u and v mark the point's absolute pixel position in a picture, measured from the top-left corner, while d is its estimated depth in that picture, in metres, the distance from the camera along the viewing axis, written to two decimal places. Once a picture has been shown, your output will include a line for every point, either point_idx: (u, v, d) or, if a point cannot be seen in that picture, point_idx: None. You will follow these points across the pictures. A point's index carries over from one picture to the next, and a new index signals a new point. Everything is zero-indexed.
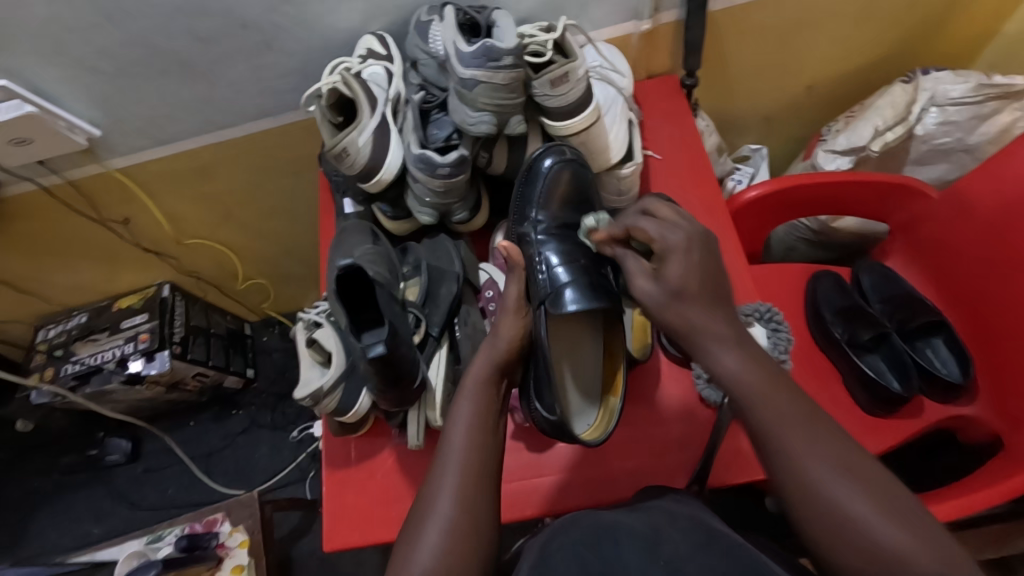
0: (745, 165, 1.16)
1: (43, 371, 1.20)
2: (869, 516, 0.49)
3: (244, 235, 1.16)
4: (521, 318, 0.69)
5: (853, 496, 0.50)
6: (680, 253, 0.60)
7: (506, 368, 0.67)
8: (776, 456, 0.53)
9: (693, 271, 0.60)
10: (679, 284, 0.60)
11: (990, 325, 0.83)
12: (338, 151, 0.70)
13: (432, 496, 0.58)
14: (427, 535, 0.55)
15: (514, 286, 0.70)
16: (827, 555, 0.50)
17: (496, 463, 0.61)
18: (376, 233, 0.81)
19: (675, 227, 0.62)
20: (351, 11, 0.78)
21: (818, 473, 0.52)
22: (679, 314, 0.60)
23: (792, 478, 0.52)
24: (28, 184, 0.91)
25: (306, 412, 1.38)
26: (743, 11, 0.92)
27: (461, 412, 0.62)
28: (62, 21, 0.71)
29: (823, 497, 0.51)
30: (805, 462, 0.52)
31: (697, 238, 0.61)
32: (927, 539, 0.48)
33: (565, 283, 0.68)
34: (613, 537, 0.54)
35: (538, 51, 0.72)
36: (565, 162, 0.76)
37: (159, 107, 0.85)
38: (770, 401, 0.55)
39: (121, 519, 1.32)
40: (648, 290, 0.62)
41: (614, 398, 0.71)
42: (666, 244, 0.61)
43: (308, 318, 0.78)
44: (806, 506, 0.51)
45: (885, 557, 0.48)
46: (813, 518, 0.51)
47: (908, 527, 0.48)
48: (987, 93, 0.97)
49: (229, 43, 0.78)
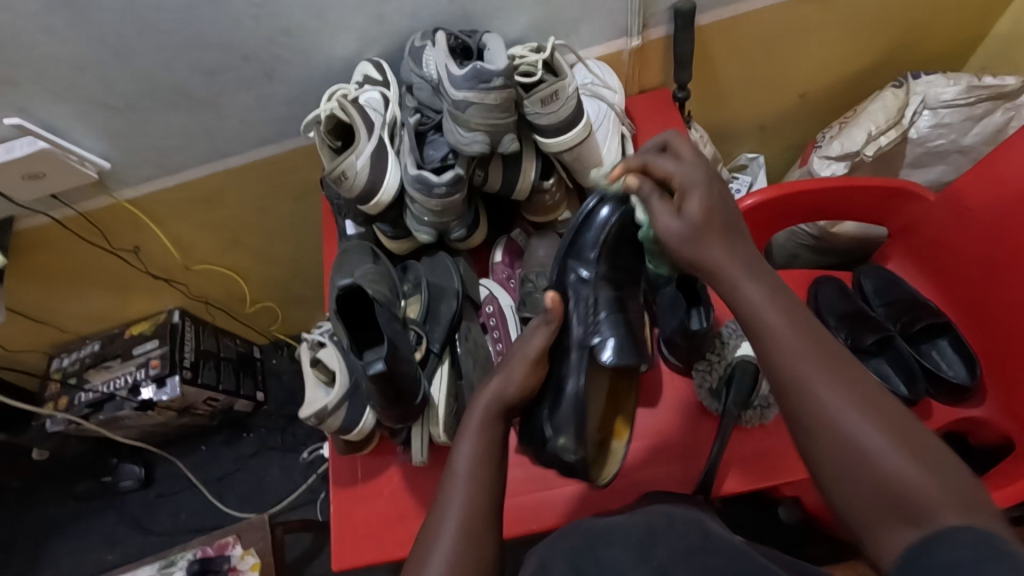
0: (743, 174, 1.18)
1: (58, 400, 1.22)
2: (883, 451, 0.46)
3: (251, 260, 1.18)
4: (539, 367, 0.70)
5: (868, 428, 0.48)
6: (701, 188, 0.59)
7: (514, 407, 0.68)
8: (794, 387, 0.51)
9: (716, 205, 0.58)
10: (699, 220, 0.58)
11: (993, 326, 0.84)
12: (338, 174, 0.72)
13: (439, 523, 0.58)
14: (436, 559, 0.55)
15: (541, 334, 0.70)
16: (837, 490, 0.48)
17: (499, 490, 0.62)
18: (377, 252, 0.83)
19: (692, 164, 0.61)
20: (347, 40, 0.81)
21: (839, 407, 0.49)
22: (698, 251, 0.57)
23: (805, 408, 0.51)
24: (40, 217, 0.94)
25: (316, 433, 1.39)
26: (730, 26, 0.94)
27: (466, 449, 0.63)
28: (72, 58, 0.74)
29: (840, 430, 0.48)
30: (821, 391, 0.50)
31: (712, 175, 0.60)
32: (943, 475, 0.45)
33: (608, 336, 0.71)
34: (606, 539, 0.55)
35: (528, 70, 0.75)
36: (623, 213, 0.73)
37: (166, 138, 0.88)
38: (787, 334, 0.53)
39: (135, 545, 1.34)
40: (672, 227, 0.58)
41: (618, 443, 0.75)
42: (684, 180, 0.59)
43: (312, 338, 0.80)
44: (820, 438, 0.49)
45: (898, 493, 0.45)
46: (830, 453, 0.48)
47: (924, 462, 0.45)
48: (978, 95, 0.98)
49: (231, 75, 0.81)
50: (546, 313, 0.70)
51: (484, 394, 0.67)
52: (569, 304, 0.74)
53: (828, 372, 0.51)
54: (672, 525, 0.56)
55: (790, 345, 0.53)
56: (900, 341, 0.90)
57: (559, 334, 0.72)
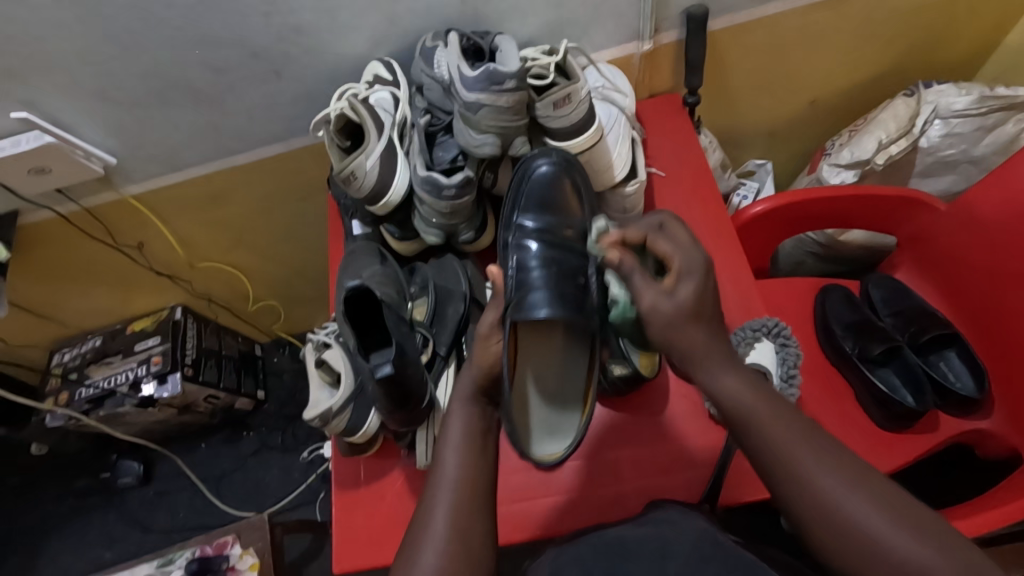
0: (751, 180, 1.16)
1: (59, 395, 1.21)
2: (852, 507, 0.51)
3: (255, 258, 1.17)
4: (495, 341, 0.63)
5: (840, 484, 0.52)
6: (698, 275, 0.58)
7: (487, 391, 0.64)
8: (764, 450, 0.55)
9: (707, 294, 0.58)
10: (687, 303, 0.57)
11: (1000, 338, 0.84)
12: (347, 174, 0.71)
13: (428, 512, 0.59)
14: (425, 551, 0.56)
15: (493, 311, 0.65)
16: (818, 545, 0.52)
17: (491, 481, 0.61)
18: (384, 253, 0.82)
19: (685, 273, 0.58)
20: (357, 39, 0.80)
21: (810, 467, 0.53)
22: (682, 335, 0.57)
23: (778, 470, 0.54)
24: (45, 212, 0.93)
25: (316, 432, 1.38)
26: (741, 32, 0.93)
27: (452, 433, 0.62)
28: (81, 54, 0.73)
29: (812, 490, 0.52)
30: (796, 454, 0.54)
31: (706, 265, 0.59)
32: (905, 517, 0.50)
33: (539, 290, 0.65)
34: (620, 551, 0.55)
35: (540, 74, 0.74)
36: (558, 166, 0.74)
37: (174, 135, 0.87)
38: (748, 394, 0.56)
39: (132, 543, 1.33)
40: (660, 308, 0.57)
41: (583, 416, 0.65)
42: (683, 264, 0.59)
43: (317, 340, 0.79)
44: (806, 510, 0.52)
45: (837, 514, 0.51)
46: (804, 511, 0.53)
47: (890, 508, 0.51)
48: (990, 105, 0.97)
49: (241, 72, 0.81)
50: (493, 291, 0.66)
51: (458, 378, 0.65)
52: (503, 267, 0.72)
53: (793, 429, 0.55)
54: (682, 538, 0.55)
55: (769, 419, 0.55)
56: (908, 351, 0.92)
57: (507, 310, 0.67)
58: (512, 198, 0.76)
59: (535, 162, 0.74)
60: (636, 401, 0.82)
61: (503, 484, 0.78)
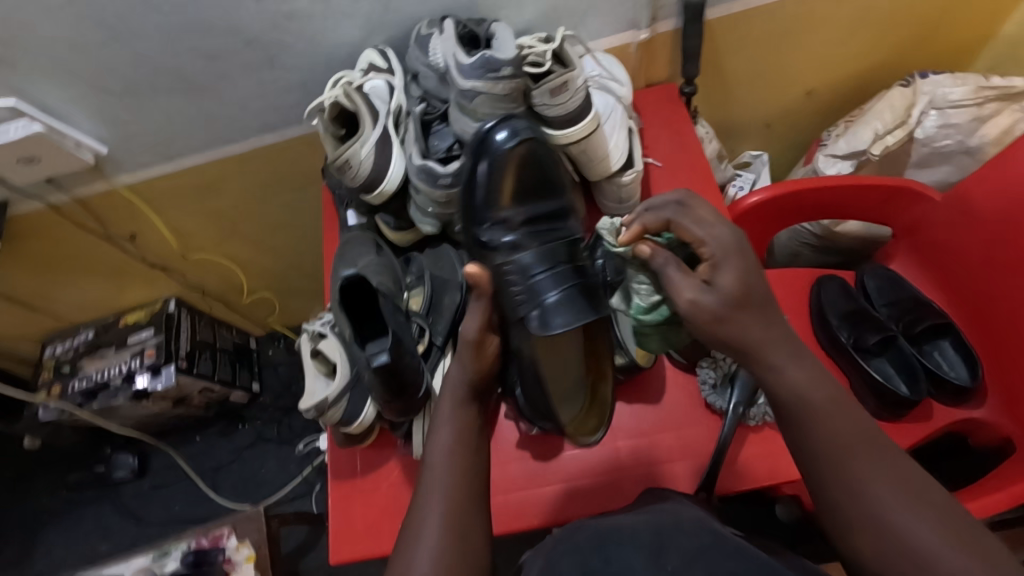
0: (745, 172, 1.17)
1: (52, 388, 1.20)
2: (893, 510, 0.52)
3: (248, 250, 1.17)
4: (485, 342, 0.65)
5: (917, 524, 0.52)
6: (734, 259, 0.57)
7: (479, 387, 0.67)
8: (838, 489, 0.55)
9: (748, 277, 0.57)
10: (737, 291, 0.56)
11: (994, 329, 0.84)
12: (342, 163, 0.71)
13: (422, 515, 0.58)
14: (421, 553, 0.56)
15: (477, 313, 0.65)
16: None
17: (482, 472, 0.62)
18: (380, 243, 0.82)
19: (720, 228, 0.59)
20: (352, 26, 0.79)
21: (886, 507, 0.53)
22: (734, 328, 0.56)
23: (853, 508, 0.54)
24: (35, 202, 0.92)
25: (312, 425, 1.38)
26: (739, 21, 0.93)
27: (441, 436, 0.63)
28: (70, 40, 0.72)
29: (890, 529, 0.52)
30: (873, 492, 0.54)
31: (740, 243, 0.59)
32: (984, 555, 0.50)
33: (554, 297, 0.64)
34: (616, 538, 0.55)
35: (536, 62, 0.72)
36: (520, 140, 0.68)
37: (166, 124, 0.86)
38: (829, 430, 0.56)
39: (128, 536, 1.32)
40: (704, 303, 0.56)
41: (604, 388, 0.74)
42: (717, 247, 0.58)
43: (312, 329, 0.78)
44: (848, 507, 0.54)
45: (917, 554, 0.51)
46: (880, 551, 0.52)
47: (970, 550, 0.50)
48: (986, 95, 0.98)
49: (232, 60, 0.80)
50: (474, 289, 0.65)
51: (446, 382, 0.67)
52: (493, 278, 0.68)
53: (870, 469, 0.54)
54: (680, 525, 0.55)
55: (811, 415, 0.56)
56: (904, 341, 0.91)
57: (497, 305, 0.67)
58: (473, 183, 0.70)
59: (492, 135, 0.68)
60: (634, 390, 0.82)
61: (500, 474, 0.78)
